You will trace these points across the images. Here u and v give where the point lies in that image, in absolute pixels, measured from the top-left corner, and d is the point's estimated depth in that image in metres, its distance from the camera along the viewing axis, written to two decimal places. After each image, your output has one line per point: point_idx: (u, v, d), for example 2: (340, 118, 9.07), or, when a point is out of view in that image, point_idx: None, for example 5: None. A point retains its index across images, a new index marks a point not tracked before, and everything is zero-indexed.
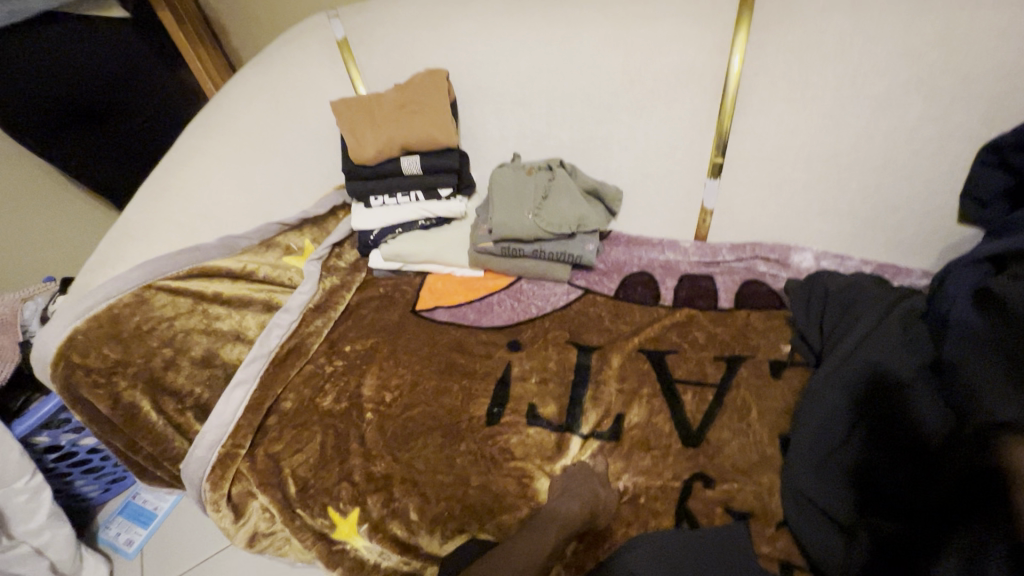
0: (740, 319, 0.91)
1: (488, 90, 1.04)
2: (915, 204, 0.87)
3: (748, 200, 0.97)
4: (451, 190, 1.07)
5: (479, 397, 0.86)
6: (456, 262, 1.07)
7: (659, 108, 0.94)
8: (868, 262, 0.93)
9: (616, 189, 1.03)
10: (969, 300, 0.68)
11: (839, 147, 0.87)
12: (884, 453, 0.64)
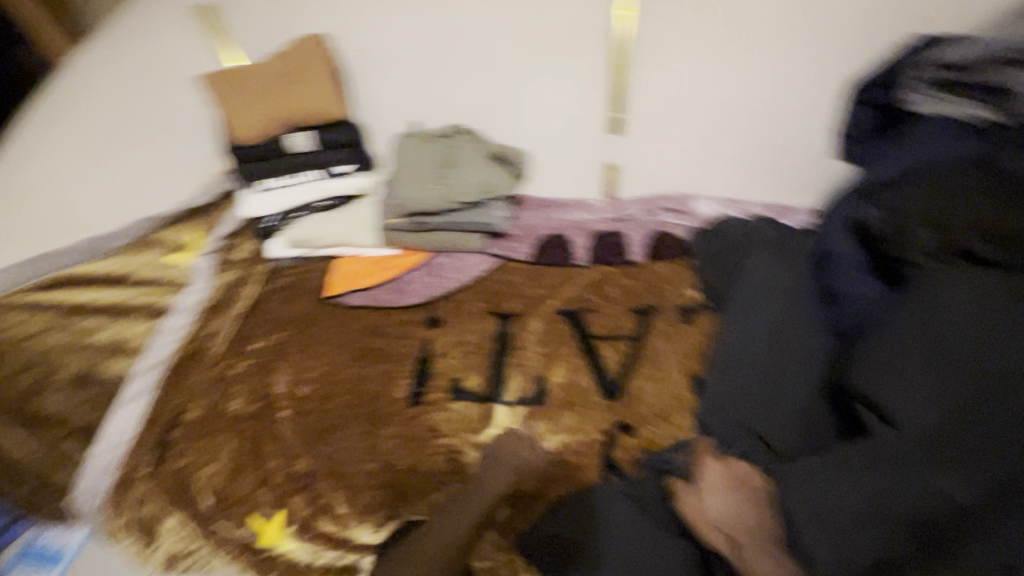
0: (650, 271, 0.93)
1: (376, 55, 0.98)
2: (797, 145, 0.92)
3: (649, 152, 0.98)
4: (350, 165, 1.02)
5: (400, 379, 0.84)
6: (363, 243, 1.01)
7: (550, 66, 0.94)
8: (762, 205, 0.98)
9: (519, 150, 1.01)
10: (845, 229, 0.69)
11: (724, 94, 0.90)
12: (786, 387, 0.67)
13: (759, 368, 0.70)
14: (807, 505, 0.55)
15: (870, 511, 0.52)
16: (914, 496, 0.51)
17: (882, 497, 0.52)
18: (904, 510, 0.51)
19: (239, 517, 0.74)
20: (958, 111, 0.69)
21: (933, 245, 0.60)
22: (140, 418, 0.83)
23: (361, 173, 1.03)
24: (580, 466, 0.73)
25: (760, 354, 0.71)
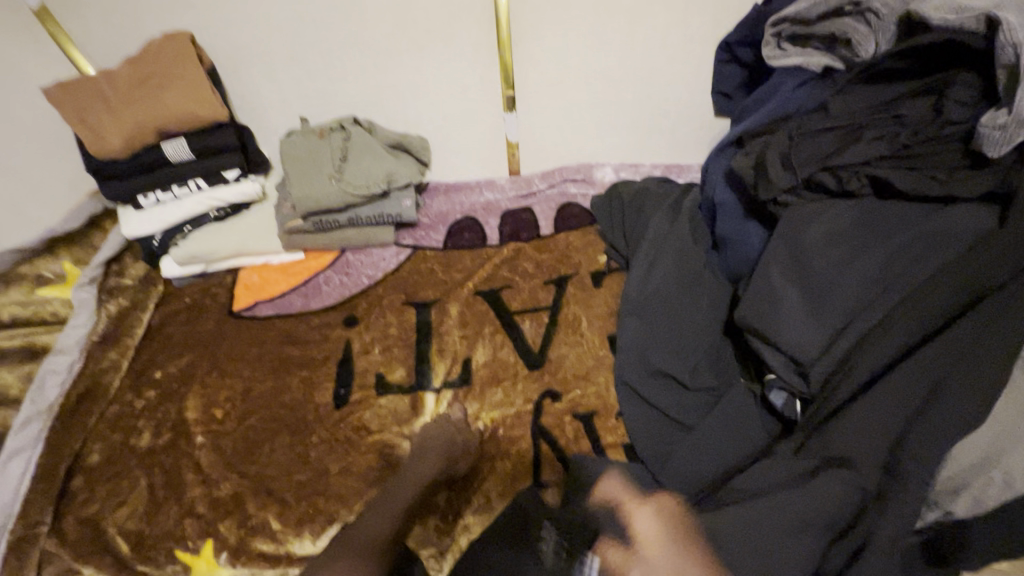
0: (561, 241, 0.96)
1: (251, 50, 0.93)
2: (681, 106, 0.97)
3: (545, 126, 1.00)
4: (237, 170, 0.95)
5: (322, 384, 0.81)
6: (268, 248, 0.97)
7: (438, 47, 0.92)
8: (657, 165, 1.03)
9: (420, 138, 1.00)
10: (724, 183, 0.75)
11: (609, 64, 0.92)
12: (695, 337, 0.73)
13: (667, 321, 0.75)
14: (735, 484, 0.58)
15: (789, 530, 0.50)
16: (794, 469, 0.55)
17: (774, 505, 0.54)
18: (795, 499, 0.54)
19: (164, 555, 0.68)
20: (805, 62, 0.72)
21: (788, 184, 0.63)
22: (34, 469, 0.75)
23: (252, 179, 0.97)
24: (514, 439, 0.74)
25: (664, 312, 0.75)
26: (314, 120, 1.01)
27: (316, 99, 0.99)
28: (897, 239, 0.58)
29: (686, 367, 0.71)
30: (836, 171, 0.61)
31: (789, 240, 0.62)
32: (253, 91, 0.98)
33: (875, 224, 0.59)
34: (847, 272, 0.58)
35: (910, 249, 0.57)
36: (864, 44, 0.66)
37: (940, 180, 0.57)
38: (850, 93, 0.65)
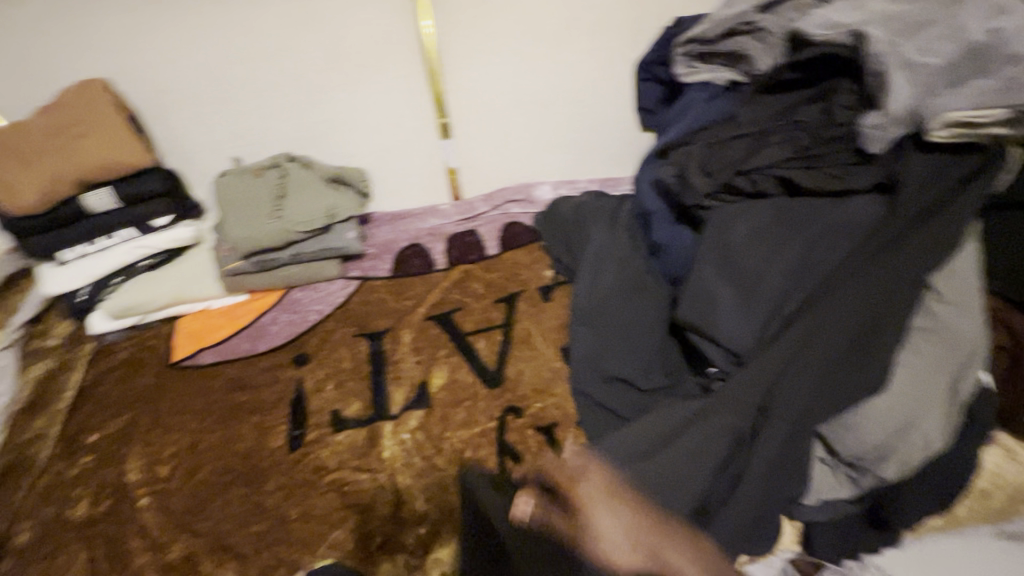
0: (507, 260, 0.98)
1: (176, 94, 0.91)
2: (608, 123, 1.03)
3: (482, 151, 1.03)
4: (170, 217, 0.94)
5: (275, 428, 0.79)
6: (208, 293, 0.95)
7: (369, 81, 0.94)
8: (592, 180, 1.07)
9: (358, 170, 1.01)
10: (654, 191, 0.79)
11: (536, 87, 0.97)
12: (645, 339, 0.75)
13: (614, 326, 0.77)
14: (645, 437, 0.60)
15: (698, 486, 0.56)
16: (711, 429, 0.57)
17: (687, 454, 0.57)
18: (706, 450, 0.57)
19: None
20: (713, 77, 0.80)
21: (709, 188, 0.68)
22: None
23: (187, 223, 0.96)
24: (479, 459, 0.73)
25: (610, 318, 0.78)
26: (247, 159, 1.00)
27: (248, 138, 0.98)
28: (815, 228, 0.62)
29: (635, 369, 0.74)
30: (748, 174, 0.66)
31: (717, 242, 0.65)
32: (180, 134, 0.95)
33: (797, 218, 0.63)
34: (775, 265, 0.61)
35: (825, 237, 0.61)
36: (760, 58, 0.73)
37: (838, 174, 0.62)
38: (755, 102, 0.71)
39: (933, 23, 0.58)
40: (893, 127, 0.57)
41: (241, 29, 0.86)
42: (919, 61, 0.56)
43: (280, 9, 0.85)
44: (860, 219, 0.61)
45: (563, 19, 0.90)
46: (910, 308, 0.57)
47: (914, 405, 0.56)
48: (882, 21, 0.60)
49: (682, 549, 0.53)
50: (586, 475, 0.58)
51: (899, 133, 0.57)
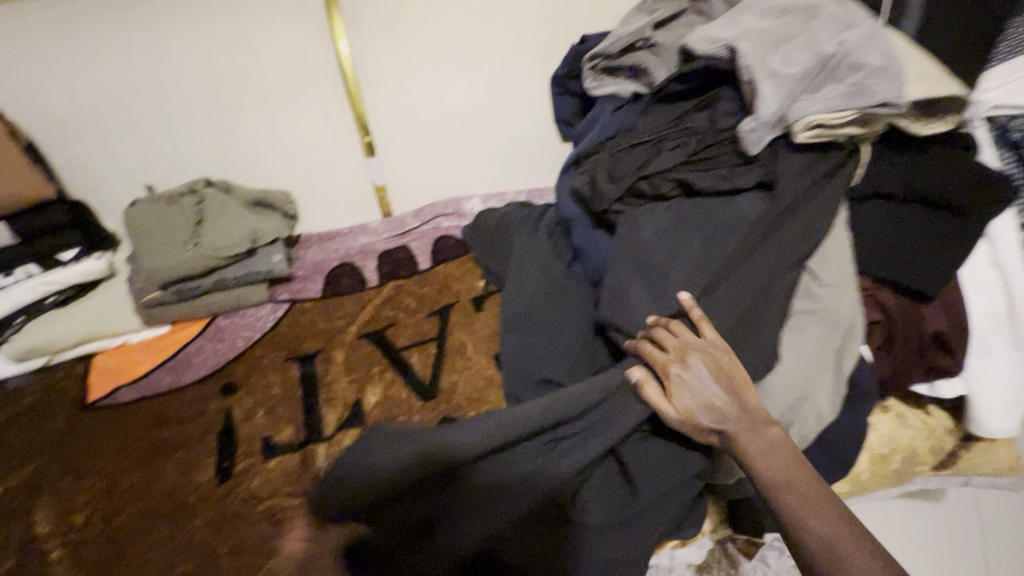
0: (440, 273, 0.99)
1: (82, 120, 0.89)
2: (531, 136, 1.07)
3: (408, 167, 1.05)
4: (78, 249, 0.92)
5: (201, 461, 0.76)
6: (123, 326, 0.91)
7: (288, 102, 0.94)
8: (520, 191, 1.10)
9: (283, 193, 1.00)
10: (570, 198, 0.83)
11: (457, 103, 1.00)
12: (573, 341, 0.78)
13: (541, 330, 0.80)
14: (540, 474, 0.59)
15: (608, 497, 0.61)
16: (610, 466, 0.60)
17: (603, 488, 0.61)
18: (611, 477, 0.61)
19: None
20: (618, 89, 0.84)
21: (616, 191, 0.72)
22: None
23: (97, 256, 0.92)
24: None
25: (537, 322, 0.81)
26: (162, 187, 0.98)
27: (161, 165, 0.95)
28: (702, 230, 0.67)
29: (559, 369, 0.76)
30: (650, 177, 0.71)
31: (628, 244, 0.69)
32: (87, 164, 0.93)
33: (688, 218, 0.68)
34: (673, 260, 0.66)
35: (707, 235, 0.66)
36: (657, 70, 0.79)
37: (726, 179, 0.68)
38: (653, 110, 0.77)
39: (790, 38, 0.66)
40: (765, 130, 0.64)
41: (144, 55, 0.85)
42: (783, 71, 0.64)
43: (186, 34, 0.85)
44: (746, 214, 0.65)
45: (477, 37, 0.94)
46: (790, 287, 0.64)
47: (806, 381, 0.61)
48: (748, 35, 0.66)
49: (754, 439, 0.54)
50: (687, 359, 0.58)
51: (771, 135, 0.64)
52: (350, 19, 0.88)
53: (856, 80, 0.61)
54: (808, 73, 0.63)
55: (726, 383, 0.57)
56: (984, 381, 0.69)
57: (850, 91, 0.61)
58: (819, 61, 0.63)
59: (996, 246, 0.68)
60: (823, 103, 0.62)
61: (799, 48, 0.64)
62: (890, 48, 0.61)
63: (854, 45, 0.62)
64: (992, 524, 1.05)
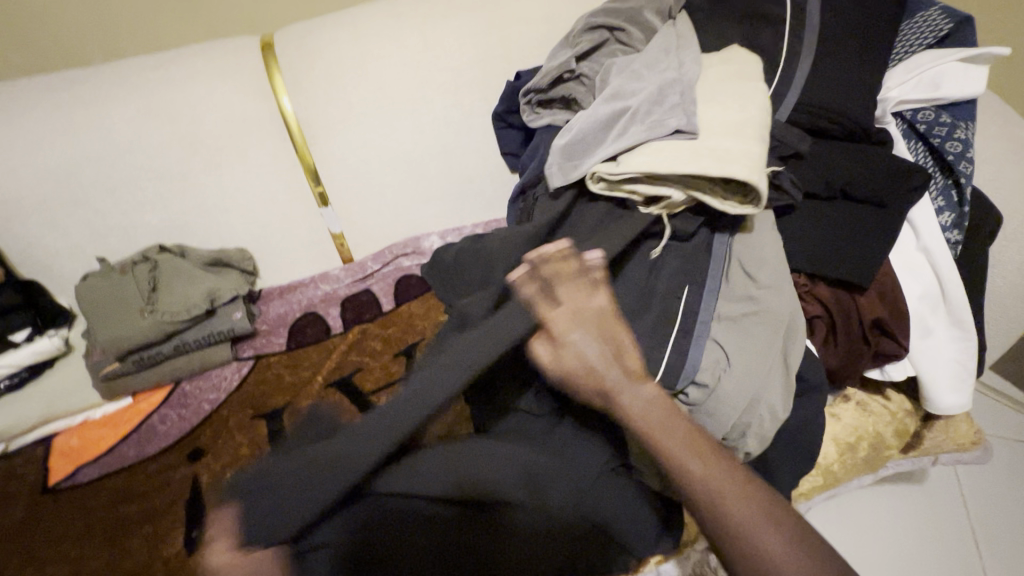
0: (403, 313, 1.00)
1: (28, 200, 0.89)
2: (484, 173, 1.07)
3: (362, 213, 1.05)
4: (29, 329, 0.91)
5: (169, 532, 0.74)
6: (84, 402, 0.89)
7: (236, 161, 0.96)
8: (478, 224, 1.11)
9: (239, 249, 1.01)
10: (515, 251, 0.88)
11: (403, 148, 1.00)
12: None
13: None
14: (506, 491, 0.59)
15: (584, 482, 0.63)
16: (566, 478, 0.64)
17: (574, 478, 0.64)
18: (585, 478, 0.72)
19: None
20: (553, 120, 0.86)
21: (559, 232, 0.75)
22: None
23: (50, 334, 0.92)
24: None
25: None
26: (115, 257, 0.97)
27: (112, 235, 0.95)
28: (642, 266, 0.71)
29: None
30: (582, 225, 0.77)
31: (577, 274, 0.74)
32: (36, 242, 0.93)
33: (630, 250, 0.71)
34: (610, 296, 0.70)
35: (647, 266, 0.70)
36: (584, 99, 0.83)
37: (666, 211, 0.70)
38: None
39: (620, 82, 0.72)
40: (578, 161, 0.70)
41: (91, 130, 0.88)
42: (572, 120, 0.73)
43: (134, 108, 0.89)
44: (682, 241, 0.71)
45: (415, 83, 0.97)
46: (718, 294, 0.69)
47: (758, 380, 0.65)
48: (643, 71, 0.72)
49: (637, 400, 0.50)
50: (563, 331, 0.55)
51: (581, 167, 0.70)
52: (290, 78, 0.94)
53: (648, 128, 0.66)
54: (613, 122, 0.69)
55: (618, 354, 0.53)
56: (930, 361, 0.72)
57: (645, 140, 0.66)
58: (621, 109, 0.69)
59: (919, 231, 0.71)
60: (606, 151, 0.68)
61: (619, 97, 0.71)
62: (690, 100, 0.66)
63: (659, 92, 0.68)
64: (970, 498, 1.07)
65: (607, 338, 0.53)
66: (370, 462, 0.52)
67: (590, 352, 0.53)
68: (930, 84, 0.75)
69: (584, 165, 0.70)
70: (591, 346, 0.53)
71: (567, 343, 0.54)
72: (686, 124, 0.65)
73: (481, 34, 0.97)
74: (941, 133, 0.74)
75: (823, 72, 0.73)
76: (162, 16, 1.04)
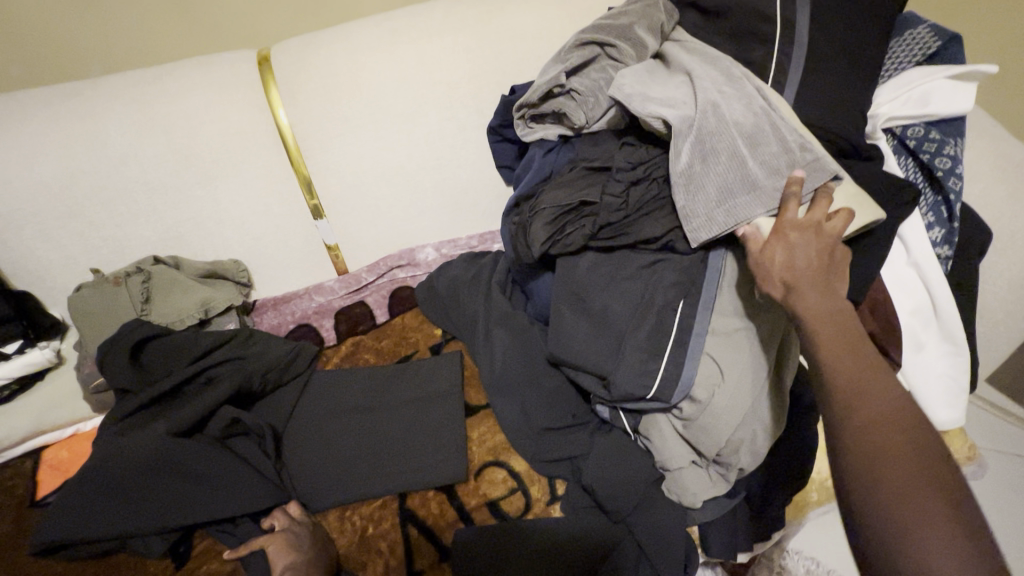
0: (397, 325, 1.00)
1: (23, 212, 0.90)
2: (479, 184, 1.06)
3: (357, 225, 1.05)
4: (20, 341, 0.90)
5: (147, 563, 0.71)
6: (76, 415, 0.90)
7: (230, 172, 0.96)
8: (473, 237, 1.10)
9: (232, 261, 1.01)
10: (520, 271, 0.86)
11: (398, 160, 1.01)
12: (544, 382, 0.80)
13: (520, 384, 0.81)
14: (224, 496, 0.73)
15: (594, 518, 0.72)
16: (534, 486, 0.77)
17: (593, 520, 0.72)
18: (619, 495, 0.70)
19: None
20: (547, 134, 0.87)
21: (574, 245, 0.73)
22: None
23: (42, 345, 0.92)
24: (383, 530, 0.74)
25: (508, 377, 0.82)
26: (109, 268, 0.97)
27: (107, 247, 0.96)
28: (639, 277, 0.72)
29: (536, 413, 0.78)
30: (600, 236, 0.73)
31: (580, 292, 0.73)
32: (33, 252, 0.93)
33: (619, 266, 0.73)
34: (627, 310, 0.70)
35: (643, 284, 0.71)
36: (573, 113, 0.81)
37: (670, 227, 0.70)
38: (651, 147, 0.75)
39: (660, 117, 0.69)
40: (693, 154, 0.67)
41: (87, 142, 0.89)
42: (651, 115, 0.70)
43: (130, 120, 0.90)
44: (683, 263, 0.70)
45: (409, 96, 0.97)
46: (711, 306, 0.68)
47: (745, 398, 0.66)
48: (647, 99, 0.71)
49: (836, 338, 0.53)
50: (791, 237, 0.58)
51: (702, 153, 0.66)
52: (286, 91, 0.95)
53: (764, 168, 0.63)
54: (703, 170, 0.66)
55: (825, 295, 0.55)
56: (923, 377, 0.72)
57: (757, 111, 0.66)
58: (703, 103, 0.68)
59: (910, 247, 0.71)
60: (757, 208, 0.62)
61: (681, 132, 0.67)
62: (766, 129, 0.65)
63: (718, 130, 0.66)
64: None
65: (838, 257, 0.58)
66: (283, 411, 0.86)
67: (802, 257, 0.56)
68: (919, 101, 0.75)
69: (735, 215, 0.63)
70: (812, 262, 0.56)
71: (778, 243, 0.58)
72: (761, 112, 0.66)
73: (475, 47, 0.97)
74: (932, 148, 0.74)
75: (812, 90, 0.74)
76: (156, 28, 1.05)
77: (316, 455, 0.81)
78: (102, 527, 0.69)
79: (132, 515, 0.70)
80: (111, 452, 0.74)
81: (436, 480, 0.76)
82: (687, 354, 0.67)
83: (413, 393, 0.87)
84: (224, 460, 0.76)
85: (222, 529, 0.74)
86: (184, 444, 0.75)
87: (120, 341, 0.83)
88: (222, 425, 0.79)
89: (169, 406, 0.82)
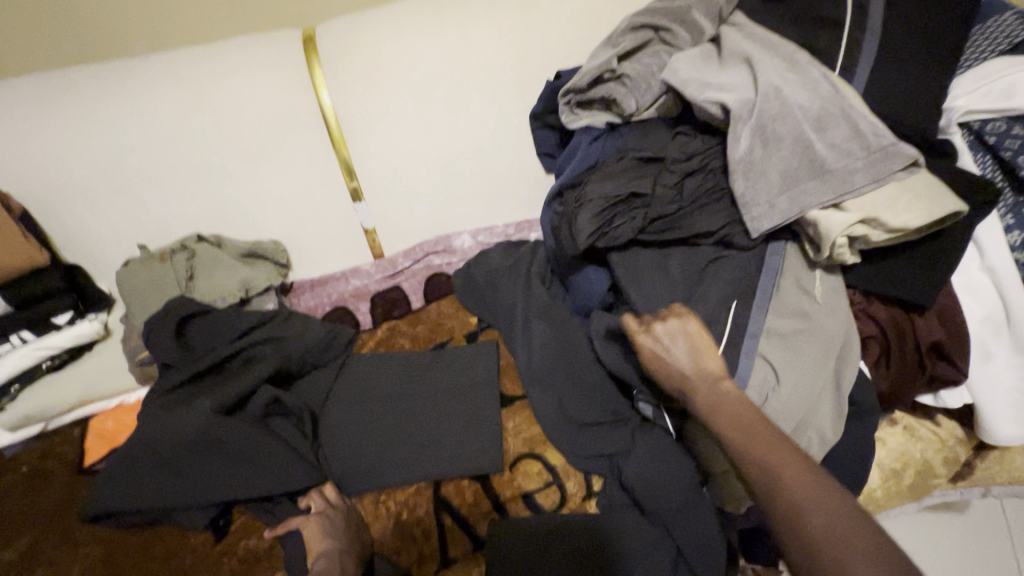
0: (433, 311, 0.99)
1: (77, 187, 0.92)
2: (519, 172, 1.04)
3: (395, 209, 1.04)
4: (71, 312, 0.93)
5: (190, 536, 0.73)
6: (120, 386, 0.91)
7: (273, 153, 0.96)
8: (510, 225, 1.09)
9: (273, 242, 1.02)
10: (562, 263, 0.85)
11: (439, 146, 0.99)
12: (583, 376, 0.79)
13: (558, 377, 0.80)
14: (264, 475, 0.74)
15: (631, 517, 0.71)
16: (571, 481, 0.75)
17: (630, 519, 0.70)
18: (659, 494, 0.69)
19: None
20: (593, 121, 0.83)
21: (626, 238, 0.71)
22: None
23: (91, 317, 0.94)
24: (416, 517, 0.74)
25: (548, 371, 0.81)
26: (155, 244, 0.99)
27: (154, 224, 0.97)
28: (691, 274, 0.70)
29: (576, 409, 0.78)
30: (650, 230, 0.71)
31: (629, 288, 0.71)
32: (84, 227, 0.96)
33: (669, 262, 0.71)
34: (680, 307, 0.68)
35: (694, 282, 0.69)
36: (623, 100, 0.78)
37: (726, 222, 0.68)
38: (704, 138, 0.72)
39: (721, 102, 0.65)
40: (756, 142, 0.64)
41: (136, 120, 0.90)
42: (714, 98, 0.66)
43: (179, 99, 0.91)
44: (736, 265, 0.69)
45: (453, 79, 0.95)
46: (766, 308, 0.66)
47: (804, 403, 0.62)
48: (704, 85, 0.68)
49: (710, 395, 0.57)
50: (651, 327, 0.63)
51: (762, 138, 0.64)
52: (329, 72, 0.94)
53: (833, 153, 0.61)
54: (766, 156, 0.64)
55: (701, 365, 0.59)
56: (989, 390, 0.68)
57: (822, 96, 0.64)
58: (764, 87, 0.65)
59: (985, 251, 0.67)
60: (824, 195, 0.61)
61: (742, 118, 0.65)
62: (834, 113, 0.62)
63: (780, 117, 0.64)
64: (1018, 531, 1.00)
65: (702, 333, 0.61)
66: (320, 393, 0.86)
67: (670, 344, 0.61)
68: (1004, 93, 0.69)
69: (800, 204, 0.62)
70: (677, 346, 0.61)
71: (646, 338, 0.63)
72: (825, 96, 0.63)
73: (522, 30, 0.94)
74: (1014, 146, 0.68)
75: (884, 81, 0.69)
76: (204, 7, 1.05)
77: (352, 438, 0.81)
78: (150, 498, 0.71)
79: (177, 489, 0.71)
80: (157, 425, 0.75)
81: (470, 471, 0.76)
82: (740, 355, 0.65)
83: (450, 381, 0.86)
84: (266, 440, 0.76)
85: (264, 507, 0.75)
86: (227, 421, 0.76)
87: (166, 318, 0.85)
88: (262, 405, 0.79)
89: (212, 382, 0.83)
